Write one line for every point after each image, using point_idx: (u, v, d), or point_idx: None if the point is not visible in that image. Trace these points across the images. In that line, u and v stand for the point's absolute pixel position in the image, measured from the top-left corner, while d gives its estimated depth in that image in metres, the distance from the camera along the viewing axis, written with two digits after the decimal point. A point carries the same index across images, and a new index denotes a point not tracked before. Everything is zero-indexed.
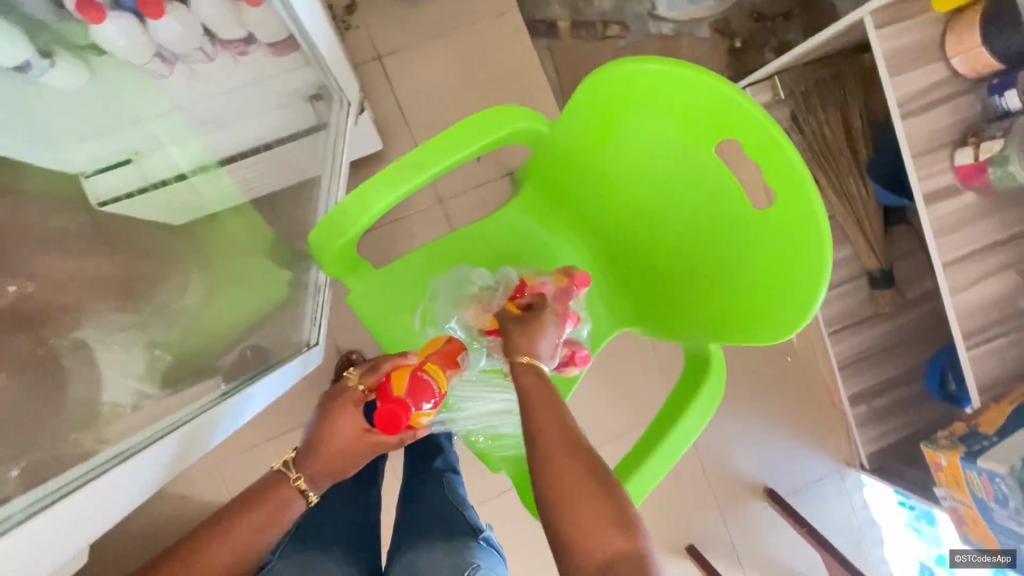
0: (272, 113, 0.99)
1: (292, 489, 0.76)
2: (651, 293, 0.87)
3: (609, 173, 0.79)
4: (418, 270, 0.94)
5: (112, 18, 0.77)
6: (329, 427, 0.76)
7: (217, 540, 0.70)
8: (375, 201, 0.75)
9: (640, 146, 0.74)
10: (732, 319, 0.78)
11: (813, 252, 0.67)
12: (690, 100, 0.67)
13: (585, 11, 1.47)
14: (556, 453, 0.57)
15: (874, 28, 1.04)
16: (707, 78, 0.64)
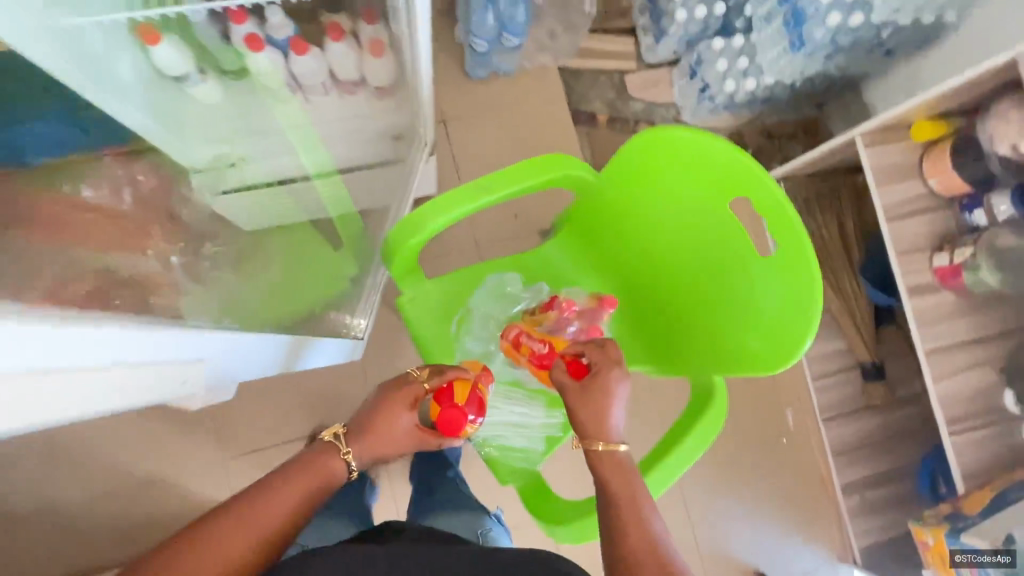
0: (359, 145, 1.17)
1: (339, 462, 0.82)
2: (664, 330, 0.98)
3: (639, 220, 0.94)
4: (461, 285, 1.05)
5: (265, 49, 0.96)
6: (384, 413, 0.86)
7: (272, 498, 0.73)
8: (453, 208, 0.92)
9: (667, 199, 0.90)
10: (735, 355, 0.89)
11: (807, 298, 0.80)
12: (713, 163, 0.83)
13: (622, 109, 1.74)
14: (641, 555, 0.64)
15: (864, 146, 1.27)
16: (728, 148, 0.81)
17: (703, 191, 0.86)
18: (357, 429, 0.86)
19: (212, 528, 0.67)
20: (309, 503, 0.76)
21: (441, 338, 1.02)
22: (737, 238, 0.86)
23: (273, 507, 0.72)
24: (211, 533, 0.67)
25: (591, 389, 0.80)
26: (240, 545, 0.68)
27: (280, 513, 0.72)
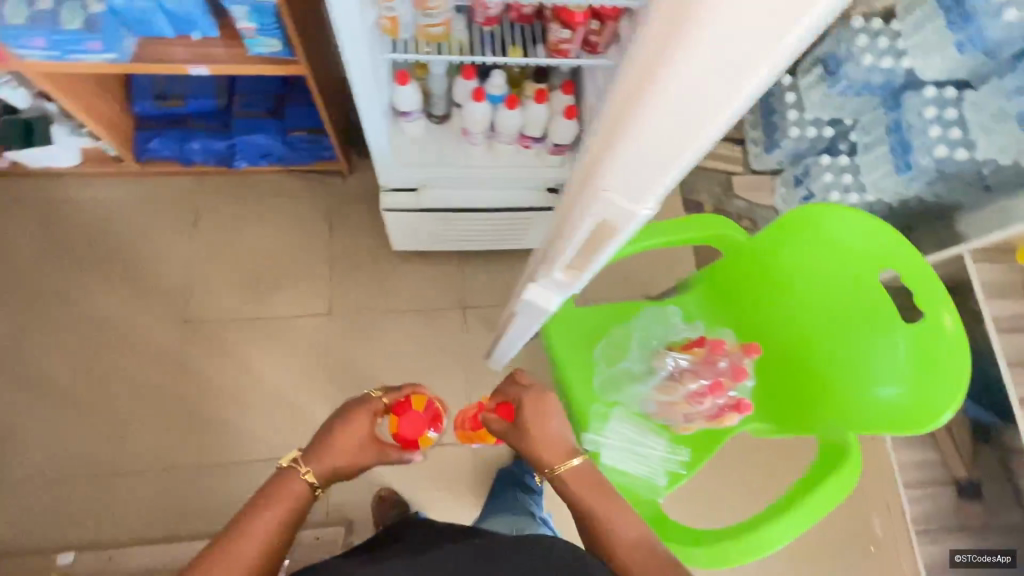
0: (520, 191, 1.36)
1: (302, 483, 0.79)
2: (798, 388, 1.04)
3: (784, 284, 1.05)
4: (604, 316, 1.16)
5: (484, 99, 1.17)
6: (337, 435, 0.85)
7: (241, 537, 0.72)
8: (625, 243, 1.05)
9: (816, 267, 1.01)
10: (880, 413, 0.94)
11: (960, 364, 0.87)
12: (865, 237, 0.96)
13: (726, 205, 1.93)
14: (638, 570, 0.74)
15: (974, 261, 1.38)
16: (882, 224, 0.94)
17: (854, 262, 0.98)
18: (314, 450, 0.84)
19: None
20: (284, 531, 0.75)
21: (588, 355, 1.12)
22: (882, 306, 0.95)
23: (244, 545, 0.71)
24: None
25: (532, 419, 0.88)
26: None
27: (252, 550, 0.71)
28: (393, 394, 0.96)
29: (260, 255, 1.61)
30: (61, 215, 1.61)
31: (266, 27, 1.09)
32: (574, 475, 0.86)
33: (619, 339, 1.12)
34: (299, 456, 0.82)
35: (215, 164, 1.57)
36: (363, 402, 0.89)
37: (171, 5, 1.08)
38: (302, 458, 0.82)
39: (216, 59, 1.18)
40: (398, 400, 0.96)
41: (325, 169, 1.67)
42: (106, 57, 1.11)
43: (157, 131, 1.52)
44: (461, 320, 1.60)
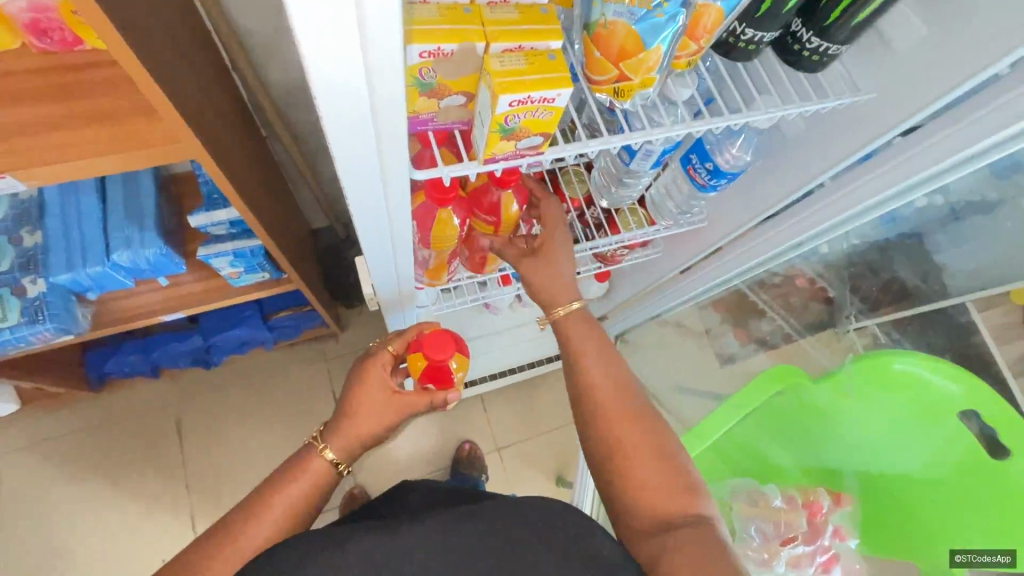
0: (547, 338, 1.29)
1: (320, 461, 0.66)
2: (891, 519, 1.02)
3: (917, 513, 0.99)
4: (712, 467, 1.12)
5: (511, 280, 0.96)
6: (358, 394, 0.71)
7: (253, 514, 0.59)
8: (712, 431, 1.06)
9: (896, 486, 1.02)
10: (1003, 527, 0.90)
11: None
12: (919, 375, 0.94)
13: None
14: (641, 467, 0.56)
15: None
16: (928, 355, 0.93)
17: (899, 434, 1.00)
18: (335, 422, 0.70)
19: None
20: (303, 515, 0.62)
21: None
22: (962, 436, 0.93)
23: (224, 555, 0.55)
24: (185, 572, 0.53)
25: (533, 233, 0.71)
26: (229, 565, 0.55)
27: (266, 529, 0.58)
28: (400, 338, 0.77)
29: (260, 450, 1.41)
30: (5, 463, 1.33)
31: (253, 266, 0.94)
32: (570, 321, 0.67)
33: (708, 461, 1.11)
34: (321, 431, 0.69)
35: (189, 363, 1.36)
36: (373, 355, 0.75)
37: (128, 262, 0.89)
38: (322, 434, 0.68)
39: (191, 298, 0.99)
40: (404, 345, 0.76)
41: (314, 335, 1.48)
42: (60, 338, 0.92)
43: (113, 348, 1.30)
44: (498, 464, 1.52)
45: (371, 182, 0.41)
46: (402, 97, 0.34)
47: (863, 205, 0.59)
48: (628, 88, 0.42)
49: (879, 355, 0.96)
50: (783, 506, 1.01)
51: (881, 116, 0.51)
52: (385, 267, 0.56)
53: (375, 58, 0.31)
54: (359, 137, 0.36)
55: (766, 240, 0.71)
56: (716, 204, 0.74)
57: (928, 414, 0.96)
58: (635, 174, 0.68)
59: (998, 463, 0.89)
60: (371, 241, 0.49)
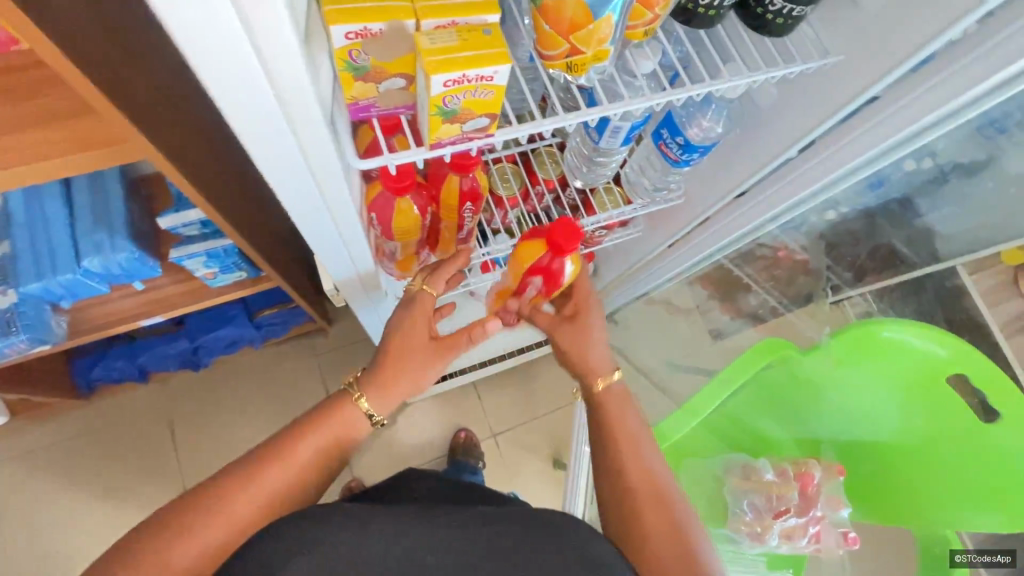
0: (534, 323, 1.28)
1: (354, 412, 0.63)
2: (882, 486, 1.03)
3: (908, 480, 1.00)
4: (703, 443, 1.12)
5: (493, 265, 0.94)
6: (399, 338, 0.66)
7: (278, 456, 0.58)
8: (701, 408, 1.05)
9: (888, 454, 1.02)
10: (996, 491, 0.90)
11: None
12: (912, 345, 0.92)
13: None
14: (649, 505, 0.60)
15: None
16: (921, 324, 0.91)
17: (890, 406, 0.99)
18: (372, 367, 0.66)
19: (189, 507, 0.52)
20: (328, 462, 0.61)
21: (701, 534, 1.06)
22: (955, 403, 0.92)
23: (248, 494, 0.54)
24: (206, 509, 0.52)
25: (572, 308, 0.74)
26: (250, 504, 0.54)
27: (290, 473, 0.57)
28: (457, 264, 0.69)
29: (254, 448, 1.41)
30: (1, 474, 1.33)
31: (228, 265, 0.92)
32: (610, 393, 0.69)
33: (699, 435, 1.11)
34: (355, 379, 0.66)
35: (177, 366, 1.35)
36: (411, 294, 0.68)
37: (99, 268, 0.87)
38: (358, 382, 0.65)
39: (169, 301, 0.98)
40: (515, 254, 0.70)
41: (303, 331, 1.47)
42: (38, 349, 0.92)
43: (98, 355, 1.29)
44: (495, 450, 1.52)
45: (297, 170, 0.40)
46: (304, 77, 0.33)
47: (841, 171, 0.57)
48: (581, 63, 0.41)
49: (867, 325, 0.95)
50: (774, 480, 1.01)
51: (851, 79, 0.49)
52: (340, 262, 0.56)
53: (262, 38, 0.30)
54: (269, 126, 0.35)
55: (744, 213, 0.69)
56: (693, 179, 0.73)
57: (920, 381, 0.95)
58: (606, 152, 0.66)
59: (990, 428, 0.89)
60: (313, 233, 0.49)
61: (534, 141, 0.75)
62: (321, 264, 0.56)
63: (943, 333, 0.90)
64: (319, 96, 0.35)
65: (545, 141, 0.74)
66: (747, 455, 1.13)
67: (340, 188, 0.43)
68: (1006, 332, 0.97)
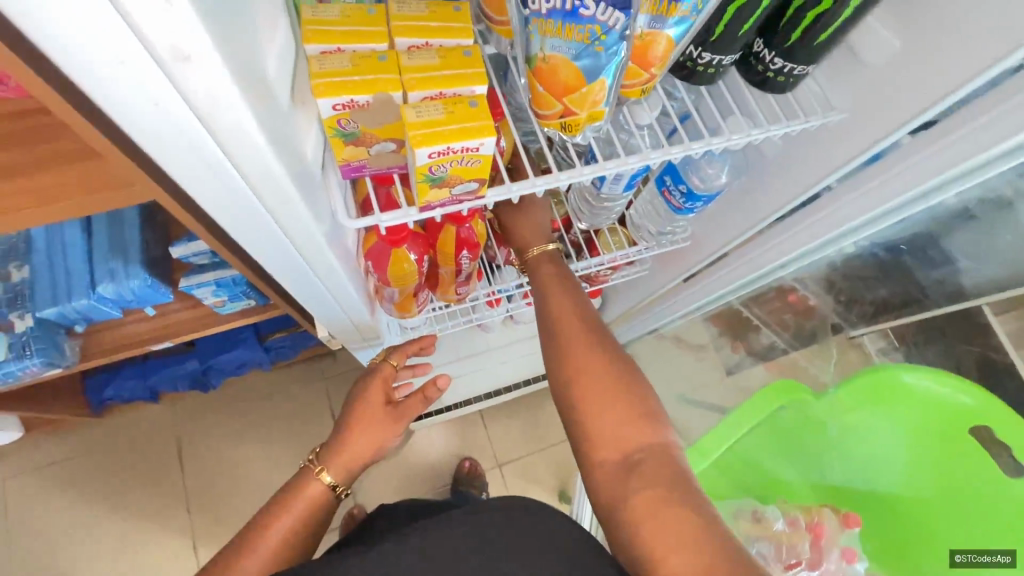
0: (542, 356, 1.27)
1: (316, 484, 0.65)
2: (902, 543, 0.97)
3: (930, 538, 0.93)
4: (714, 481, 1.07)
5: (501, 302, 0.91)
6: (355, 409, 0.72)
7: (249, 542, 0.59)
8: (713, 448, 1.02)
9: (908, 509, 0.96)
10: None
11: None
12: (928, 391, 0.90)
13: None
14: (585, 376, 0.56)
15: None
16: (938, 372, 0.88)
17: (905, 457, 0.95)
18: (330, 443, 0.69)
19: None
20: (309, 533, 0.62)
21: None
22: (977, 456, 0.87)
23: None
24: None
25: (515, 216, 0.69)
26: None
27: (259, 565, 0.57)
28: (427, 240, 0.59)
29: (259, 471, 1.41)
30: (13, 489, 1.36)
31: (236, 294, 0.94)
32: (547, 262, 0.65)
33: (717, 478, 1.07)
34: (316, 453, 0.68)
35: (187, 387, 1.37)
36: (376, 366, 0.78)
37: (113, 294, 0.88)
38: (318, 457, 0.68)
39: (179, 327, 0.99)
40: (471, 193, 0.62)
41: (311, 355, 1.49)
42: (49, 371, 0.94)
43: (111, 375, 1.31)
44: (500, 481, 1.50)
45: (264, 222, 0.40)
46: (261, 142, 0.33)
47: (849, 225, 0.56)
48: (575, 123, 0.41)
49: (884, 369, 0.92)
50: (785, 529, 0.98)
51: (855, 137, 0.49)
52: (324, 302, 0.56)
53: (206, 110, 0.30)
54: (229, 185, 0.36)
55: (750, 257, 0.68)
56: (698, 223, 0.72)
57: (938, 430, 0.91)
58: (610, 196, 0.66)
59: (1017, 486, 0.83)
60: (297, 284, 0.51)
61: None
62: (306, 304, 0.56)
63: (961, 382, 0.87)
64: (284, 162, 0.35)
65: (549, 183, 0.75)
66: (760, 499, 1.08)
67: (317, 243, 0.44)
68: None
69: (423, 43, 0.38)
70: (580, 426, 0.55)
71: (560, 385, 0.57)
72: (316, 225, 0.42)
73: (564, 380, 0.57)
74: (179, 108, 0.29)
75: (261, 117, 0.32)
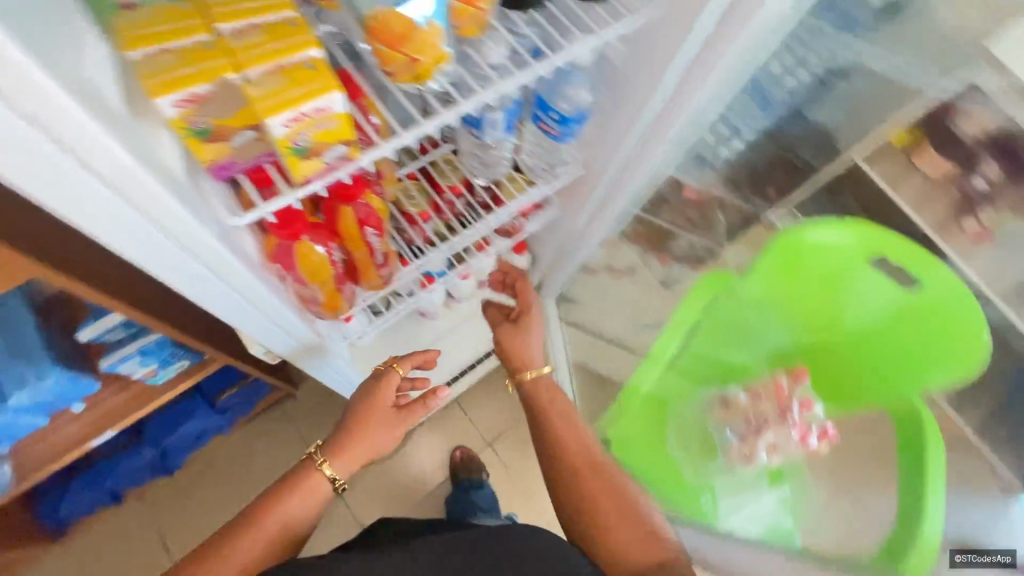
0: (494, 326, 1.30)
1: (317, 478, 0.70)
2: (839, 373, 1.11)
3: (858, 360, 1.08)
4: (675, 384, 1.15)
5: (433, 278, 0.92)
6: (361, 407, 0.76)
7: (250, 525, 0.64)
8: (664, 352, 1.06)
9: (836, 343, 1.09)
10: (932, 350, 0.98)
11: (939, 278, 0.92)
12: (831, 243, 0.97)
13: None
14: (603, 496, 0.69)
15: None
16: (834, 222, 0.95)
17: (826, 311, 1.07)
18: (334, 437, 0.74)
19: None
20: (303, 522, 0.67)
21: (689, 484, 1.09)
22: (879, 283, 0.99)
23: (226, 561, 0.61)
24: None
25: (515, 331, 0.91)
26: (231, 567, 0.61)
27: (258, 543, 0.63)
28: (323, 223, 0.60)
29: None
30: None
31: (166, 358, 0.91)
32: (539, 382, 0.83)
33: (680, 382, 1.15)
34: (315, 449, 0.72)
35: (149, 476, 1.30)
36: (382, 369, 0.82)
37: (29, 400, 0.82)
38: (321, 448, 0.72)
39: (117, 412, 0.94)
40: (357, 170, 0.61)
41: (271, 403, 1.45)
42: None
43: (60, 492, 1.22)
44: (495, 458, 1.53)
45: (155, 238, 0.40)
46: (121, 149, 0.33)
47: (701, 105, 0.60)
48: (424, 70, 0.42)
49: (790, 234, 0.97)
50: (747, 402, 1.05)
51: (676, 25, 0.53)
52: (251, 318, 0.56)
53: (55, 127, 0.30)
54: (106, 206, 0.36)
55: (634, 163, 0.72)
56: (584, 148, 0.76)
57: (845, 273, 1.00)
58: (497, 145, 0.69)
59: (912, 295, 0.96)
60: (215, 304, 0.50)
61: (429, 155, 0.77)
62: (236, 326, 0.56)
63: (855, 224, 0.95)
64: (150, 167, 0.36)
65: (439, 152, 0.77)
66: (719, 387, 1.16)
67: (216, 250, 0.44)
68: (912, 208, 0.99)
69: (245, 25, 0.39)
70: (603, 540, 0.67)
71: (584, 507, 0.69)
72: (204, 227, 0.42)
73: (589, 495, 0.70)
74: (22, 131, 0.29)
75: (110, 124, 0.32)
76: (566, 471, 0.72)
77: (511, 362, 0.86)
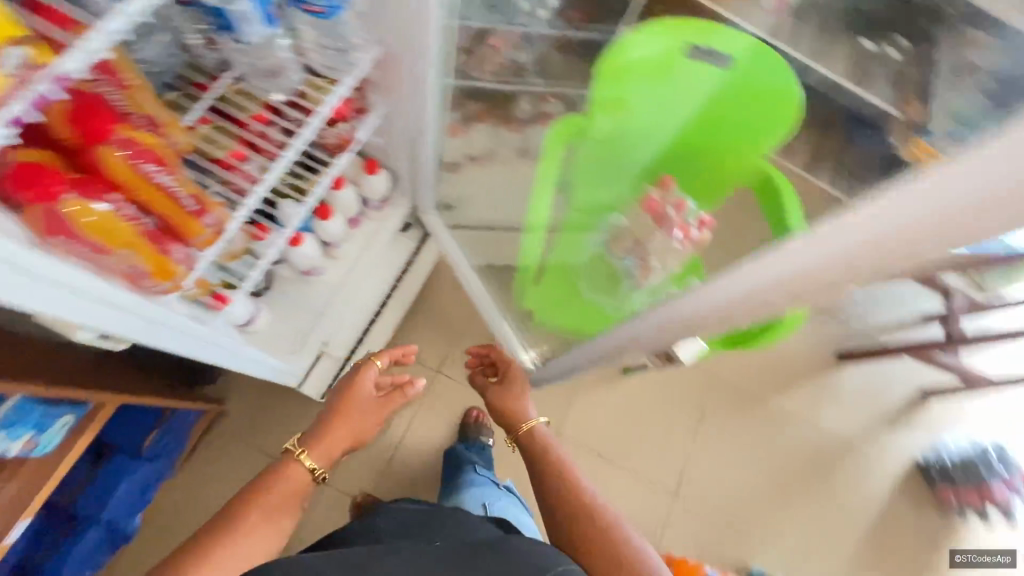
0: (386, 259, 1.28)
1: (300, 465, 0.80)
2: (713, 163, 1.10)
3: (721, 147, 1.05)
4: (564, 242, 1.23)
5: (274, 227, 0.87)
6: (340, 401, 0.89)
7: (240, 517, 0.71)
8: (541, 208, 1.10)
9: (697, 136, 1.07)
10: (766, 124, 0.93)
11: (743, 48, 0.88)
12: (643, 53, 0.92)
13: None
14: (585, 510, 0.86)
15: None
16: (638, 31, 0.90)
17: (672, 119, 1.06)
18: (314, 432, 0.85)
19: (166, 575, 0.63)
20: (286, 509, 0.76)
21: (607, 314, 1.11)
22: (702, 72, 0.95)
23: (228, 547, 0.67)
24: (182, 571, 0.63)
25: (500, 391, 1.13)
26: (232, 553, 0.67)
27: (254, 527, 0.71)
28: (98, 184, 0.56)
29: None
30: None
31: (40, 422, 0.82)
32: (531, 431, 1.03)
33: (567, 239, 1.24)
34: (297, 441, 0.83)
35: (110, 553, 1.21)
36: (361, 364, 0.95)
37: None
38: (300, 441, 0.83)
39: (17, 503, 0.84)
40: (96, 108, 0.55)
41: (204, 427, 1.40)
42: None
43: None
44: (448, 381, 1.57)
45: None
46: None
47: None
48: None
49: (607, 59, 0.92)
50: (634, 224, 1.10)
51: None
52: (66, 303, 0.53)
53: None
54: None
55: (422, 28, 0.69)
56: (368, 23, 0.72)
57: (672, 74, 0.96)
58: (264, 40, 0.65)
59: (735, 70, 0.92)
60: (31, 299, 0.49)
61: (210, 91, 0.71)
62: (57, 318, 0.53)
63: (655, 26, 0.90)
64: None
65: (219, 84, 0.72)
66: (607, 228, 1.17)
67: None
68: None
69: None
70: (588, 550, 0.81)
71: (572, 530, 0.85)
72: None
73: (573, 519, 0.86)
74: None
75: None
76: (554, 500, 0.89)
77: (506, 407, 1.09)
